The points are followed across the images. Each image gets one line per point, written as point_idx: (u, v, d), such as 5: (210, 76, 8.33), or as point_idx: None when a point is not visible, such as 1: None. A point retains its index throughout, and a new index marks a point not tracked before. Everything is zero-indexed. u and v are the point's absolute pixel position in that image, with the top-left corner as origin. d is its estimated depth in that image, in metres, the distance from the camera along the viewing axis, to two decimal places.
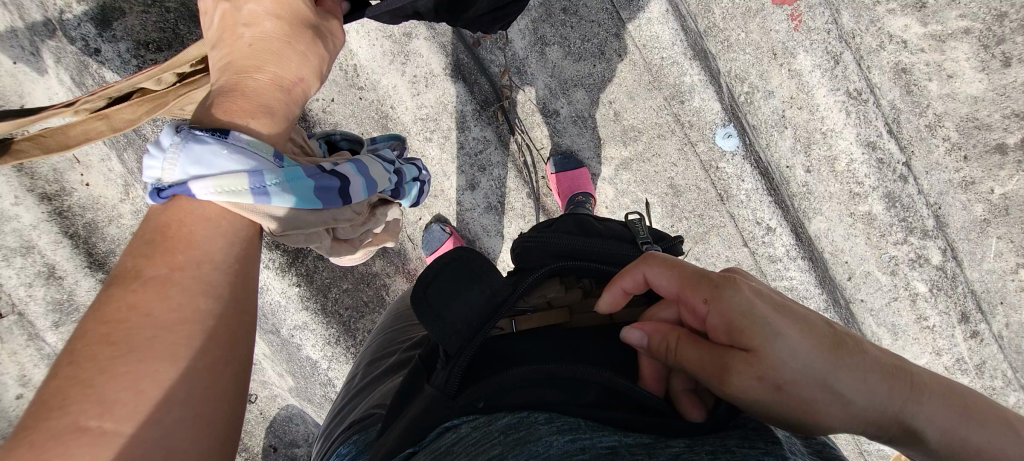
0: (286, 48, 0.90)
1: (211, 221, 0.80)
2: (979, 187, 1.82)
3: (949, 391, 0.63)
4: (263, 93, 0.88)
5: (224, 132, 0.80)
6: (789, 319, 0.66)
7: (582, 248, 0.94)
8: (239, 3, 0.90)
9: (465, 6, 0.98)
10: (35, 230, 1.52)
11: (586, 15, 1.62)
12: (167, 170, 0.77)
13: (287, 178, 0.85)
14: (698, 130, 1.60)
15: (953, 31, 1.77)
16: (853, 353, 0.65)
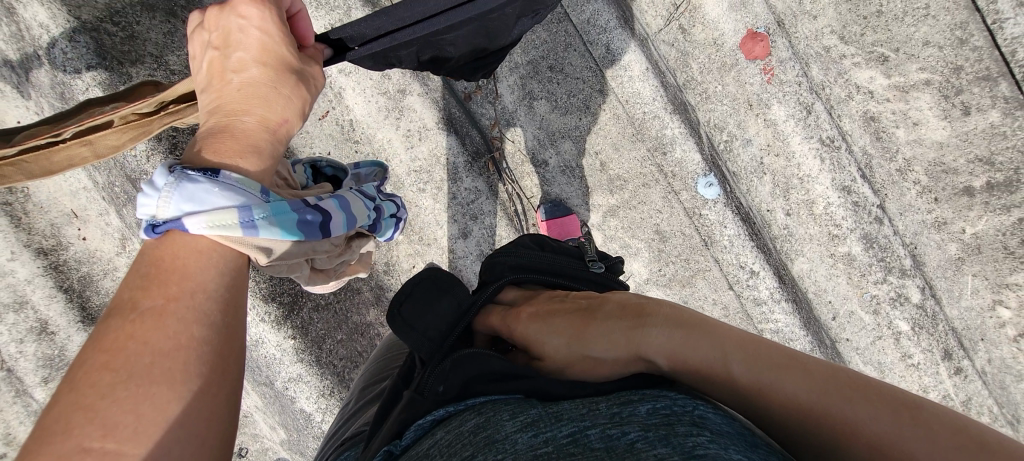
0: (271, 92, 0.91)
1: (204, 254, 0.82)
2: (951, 227, 1.90)
3: (683, 323, 0.89)
4: (251, 134, 0.89)
5: (214, 171, 0.83)
6: (556, 327, 0.99)
7: (546, 267, 1.17)
8: (226, 50, 0.90)
9: (447, 59, 1.13)
10: (30, 285, 1.53)
11: (571, 73, 1.71)
12: (162, 207, 0.80)
13: (275, 211, 0.87)
14: (680, 179, 1.68)
15: (914, 82, 1.87)
16: (607, 321, 0.96)
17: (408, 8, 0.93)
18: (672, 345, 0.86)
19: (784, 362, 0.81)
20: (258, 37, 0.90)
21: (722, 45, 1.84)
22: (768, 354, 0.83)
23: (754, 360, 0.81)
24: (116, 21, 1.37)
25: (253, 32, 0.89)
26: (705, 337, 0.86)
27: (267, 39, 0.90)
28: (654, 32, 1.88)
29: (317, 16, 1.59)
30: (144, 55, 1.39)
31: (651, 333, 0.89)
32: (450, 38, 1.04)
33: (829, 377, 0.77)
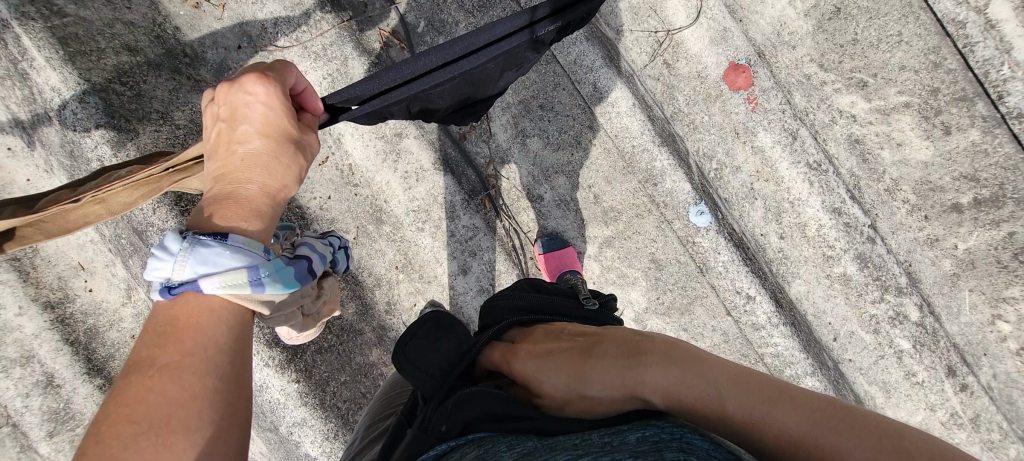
0: (273, 162, 0.95)
1: (216, 312, 0.84)
2: (944, 243, 1.93)
3: (676, 356, 0.90)
4: (254, 200, 0.94)
5: (223, 234, 0.86)
6: (552, 364, 1.00)
7: (541, 305, 1.19)
8: (232, 122, 0.94)
9: (435, 110, 1.22)
10: (37, 339, 1.54)
11: (561, 110, 1.77)
12: (177, 270, 0.81)
13: (276, 268, 0.91)
14: (672, 209, 1.72)
15: (894, 105, 1.92)
16: (603, 356, 0.97)
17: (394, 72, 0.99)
18: (667, 384, 0.87)
19: (782, 398, 0.81)
20: (261, 112, 0.93)
21: (706, 77, 1.90)
22: (768, 389, 0.83)
23: (749, 398, 0.82)
24: (123, 81, 1.43)
25: (256, 107, 0.93)
26: (699, 371, 0.87)
27: (270, 114, 0.93)
28: (639, 68, 1.94)
29: (315, 67, 1.65)
30: (150, 112, 1.45)
31: (647, 372, 0.89)
32: (437, 92, 1.11)
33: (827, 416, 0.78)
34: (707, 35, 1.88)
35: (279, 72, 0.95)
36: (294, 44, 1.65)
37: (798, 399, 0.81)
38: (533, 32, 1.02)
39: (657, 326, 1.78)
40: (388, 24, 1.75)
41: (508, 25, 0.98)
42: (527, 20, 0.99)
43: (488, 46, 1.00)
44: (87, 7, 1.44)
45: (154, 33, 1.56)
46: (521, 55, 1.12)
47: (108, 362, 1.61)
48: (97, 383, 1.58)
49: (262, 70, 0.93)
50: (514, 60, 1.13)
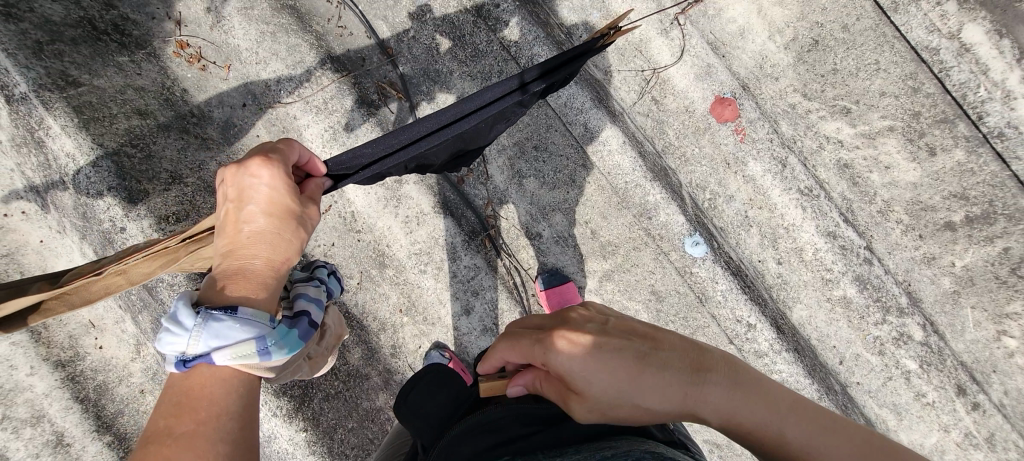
0: (277, 239, 1.00)
1: (227, 380, 0.90)
2: (941, 261, 1.95)
3: (737, 377, 0.90)
4: (260, 274, 0.99)
5: (233, 308, 0.91)
6: (602, 363, 0.88)
7: None
8: (239, 202, 1.00)
9: (431, 166, 1.34)
10: (47, 399, 1.55)
11: (555, 151, 1.83)
12: (192, 344, 0.86)
13: (282, 335, 0.95)
14: (668, 241, 1.76)
15: (879, 129, 1.97)
16: (663, 365, 0.89)
17: (397, 136, 1.13)
18: (732, 409, 0.88)
19: (841, 435, 0.85)
20: (266, 192, 0.99)
21: (694, 111, 1.95)
22: (829, 424, 0.86)
23: (813, 434, 0.85)
24: (134, 144, 1.50)
25: (262, 188, 0.99)
26: (762, 399, 0.88)
27: (274, 194, 0.99)
28: (629, 105, 2.00)
29: (316, 121, 1.72)
30: (159, 172, 1.52)
31: (713, 393, 0.88)
32: (433, 152, 1.24)
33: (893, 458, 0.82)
34: (692, 72, 1.93)
35: (283, 155, 1.03)
36: (297, 100, 1.74)
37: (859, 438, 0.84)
38: (522, 93, 1.18)
39: None
40: (386, 78, 1.84)
41: (498, 89, 1.15)
42: (516, 83, 1.17)
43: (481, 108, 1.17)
44: (101, 75, 1.52)
45: (163, 96, 1.66)
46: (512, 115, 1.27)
47: (117, 418, 1.61)
48: (106, 440, 1.58)
49: (267, 155, 1.00)
50: (504, 120, 1.28)
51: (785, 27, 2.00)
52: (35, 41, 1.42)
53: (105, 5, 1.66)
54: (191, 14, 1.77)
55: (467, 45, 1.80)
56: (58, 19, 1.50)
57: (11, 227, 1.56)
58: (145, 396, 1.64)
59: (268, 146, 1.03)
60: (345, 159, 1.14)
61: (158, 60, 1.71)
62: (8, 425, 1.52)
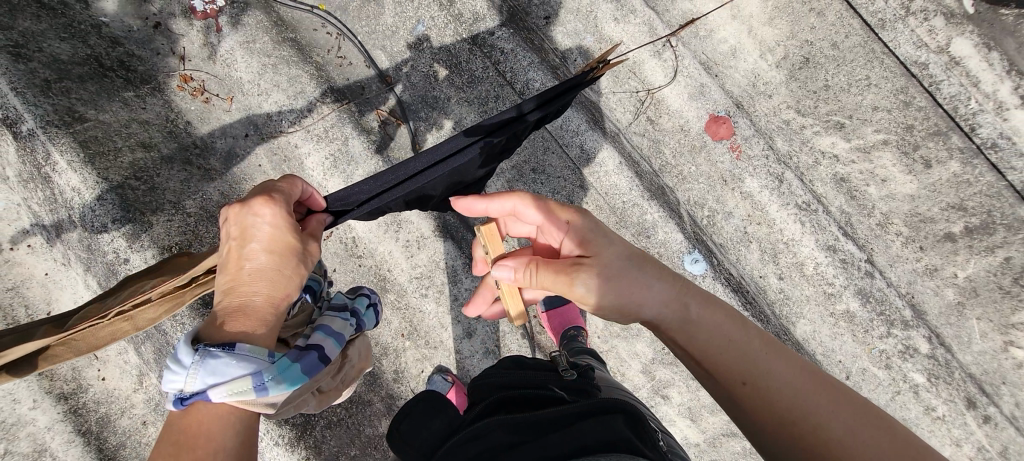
0: (276, 275, 1.05)
1: (225, 416, 0.93)
2: (943, 272, 1.94)
3: (710, 301, 1.22)
4: (260, 311, 1.02)
5: (231, 344, 0.94)
6: (611, 245, 1.26)
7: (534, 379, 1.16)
8: (241, 241, 1.04)
9: (429, 199, 1.38)
10: (49, 432, 1.55)
11: (552, 173, 1.85)
12: (189, 381, 0.90)
13: (280, 369, 0.97)
14: (667, 259, 1.77)
15: (873, 143, 1.98)
16: (657, 269, 1.25)
17: (395, 170, 1.17)
18: (707, 321, 1.18)
19: (788, 359, 1.11)
20: (267, 231, 1.04)
21: (689, 130, 1.97)
22: (783, 352, 1.13)
23: (767, 353, 1.11)
24: (138, 177, 1.52)
25: (264, 226, 1.04)
26: (727, 319, 1.18)
27: (275, 233, 1.04)
28: (625, 126, 2.02)
29: (317, 149, 1.75)
30: (163, 203, 1.54)
31: (692, 306, 1.20)
32: (432, 185, 1.27)
33: (824, 380, 1.08)
34: (686, 92, 1.95)
35: (284, 195, 1.07)
36: (298, 129, 1.77)
37: (800, 362, 1.11)
38: (517, 123, 1.24)
39: (665, 376, 1.78)
40: (385, 104, 1.88)
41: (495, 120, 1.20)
42: (515, 113, 1.23)
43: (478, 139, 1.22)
44: (106, 110, 1.55)
45: (168, 129, 1.70)
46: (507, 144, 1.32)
47: (118, 451, 1.60)
48: None
49: (269, 195, 1.05)
50: (500, 149, 1.33)
51: (776, 46, 2.04)
52: (43, 79, 1.46)
53: (112, 43, 1.71)
54: (195, 49, 1.82)
55: (464, 72, 1.83)
56: (65, 58, 1.54)
57: (18, 261, 1.61)
58: (146, 428, 1.63)
59: (270, 187, 1.08)
60: (345, 195, 1.18)
61: (162, 95, 1.75)
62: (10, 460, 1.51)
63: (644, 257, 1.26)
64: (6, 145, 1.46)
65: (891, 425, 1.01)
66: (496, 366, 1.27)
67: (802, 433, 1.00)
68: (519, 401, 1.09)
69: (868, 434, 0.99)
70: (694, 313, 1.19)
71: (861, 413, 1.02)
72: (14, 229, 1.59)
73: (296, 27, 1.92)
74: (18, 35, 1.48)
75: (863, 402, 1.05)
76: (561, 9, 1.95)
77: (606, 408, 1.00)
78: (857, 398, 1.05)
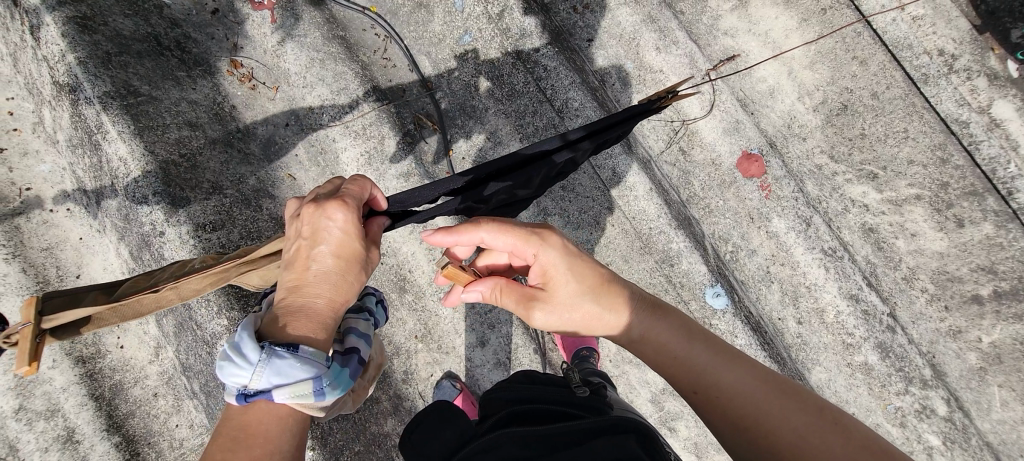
0: (340, 280, 1.03)
1: (283, 418, 0.91)
2: (967, 335, 1.89)
3: (670, 314, 1.15)
4: (321, 314, 1.00)
5: (295, 346, 0.92)
6: (566, 276, 1.17)
7: (546, 394, 1.15)
8: (312, 241, 1.03)
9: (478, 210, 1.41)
10: (64, 392, 1.58)
11: (582, 192, 1.86)
12: (254, 378, 0.87)
13: (335, 375, 0.96)
14: (688, 289, 1.77)
15: (905, 196, 1.96)
16: (617, 289, 1.18)
17: (453, 180, 1.21)
18: (656, 332, 1.13)
19: (742, 363, 1.05)
20: (338, 234, 1.02)
21: (720, 164, 1.97)
22: (737, 356, 1.07)
23: (718, 360, 1.06)
24: (182, 154, 1.56)
25: (336, 231, 1.02)
26: (687, 332, 1.12)
27: (346, 239, 1.03)
28: (656, 154, 2.02)
29: (354, 144, 1.79)
30: (202, 182, 1.57)
31: (641, 317, 1.15)
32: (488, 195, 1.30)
33: (777, 382, 1.02)
34: (721, 126, 1.96)
35: (356, 202, 1.07)
36: (338, 124, 1.82)
37: (754, 364, 1.05)
38: (573, 151, 1.30)
39: (674, 408, 1.76)
40: (424, 109, 1.92)
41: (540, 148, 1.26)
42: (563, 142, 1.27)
43: (534, 161, 1.28)
44: (160, 87, 1.61)
45: (214, 111, 1.74)
46: (564, 167, 1.39)
47: (128, 420, 1.62)
48: (114, 441, 1.58)
49: (343, 199, 1.04)
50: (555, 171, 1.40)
51: (815, 90, 2.04)
52: (105, 52, 1.54)
53: (171, 24, 1.78)
54: (248, 37, 1.89)
55: (505, 85, 1.86)
56: (127, 33, 1.62)
57: (55, 222, 1.69)
58: (157, 400, 1.65)
59: (342, 192, 1.08)
60: (406, 198, 1.21)
61: (213, 77, 1.81)
62: (22, 416, 1.54)
63: (589, 285, 1.17)
64: (64, 111, 1.57)
65: (847, 424, 0.95)
66: (508, 380, 1.27)
67: (756, 438, 0.97)
68: (532, 415, 1.08)
69: (818, 437, 0.94)
70: (643, 326, 1.14)
71: (816, 415, 0.96)
72: (60, 195, 1.70)
73: (346, 26, 1.97)
74: (87, 8, 1.56)
75: (819, 401, 1.00)
76: (605, 32, 1.98)
77: (619, 427, 0.99)
78: (811, 398, 1.00)
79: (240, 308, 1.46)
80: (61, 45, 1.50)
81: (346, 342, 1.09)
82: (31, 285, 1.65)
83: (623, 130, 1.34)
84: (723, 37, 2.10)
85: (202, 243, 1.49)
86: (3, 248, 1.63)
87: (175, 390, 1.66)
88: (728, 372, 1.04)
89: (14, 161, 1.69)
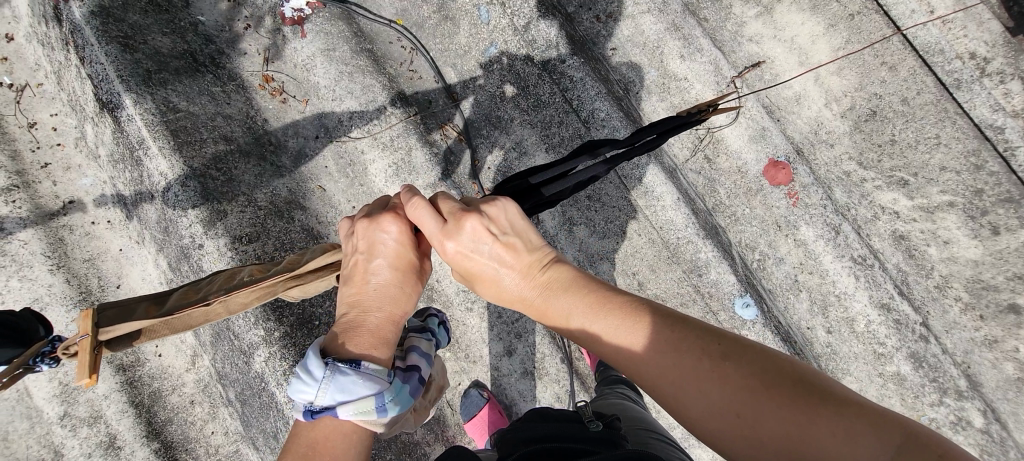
0: (399, 292, 1.05)
1: (348, 435, 0.93)
2: (1003, 345, 1.85)
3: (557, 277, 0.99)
4: (383, 327, 1.01)
5: (358, 362, 0.94)
6: (455, 258, 1.02)
7: (559, 431, 1.13)
8: (369, 255, 1.06)
9: None
10: (106, 399, 1.63)
11: (609, 202, 1.87)
12: (320, 395, 0.89)
13: (397, 390, 0.97)
14: (717, 299, 1.75)
15: (938, 203, 1.92)
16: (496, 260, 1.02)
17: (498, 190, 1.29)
18: (543, 310, 0.99)
19: (625, 318, 0.88)
20: (393, 245, 1.06)
21: (746, 173, 1.95)
22: (618, 311, 0.89)
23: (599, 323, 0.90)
24: (218, 168, 1.60)
25: (389, 240, 1.06)
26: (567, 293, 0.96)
27: (401, 250, 1.06)
28: (682, 162, 2.02)
29: (382, 156, 1.82)
30: (237, 195, 1.61)
31: (526, 292, 1.01)
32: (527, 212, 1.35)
33: (661, 334, 0.83)
34: (746, 134, 1.94)
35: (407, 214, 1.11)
36: (366, 135, 1.84)
37: (638, 320, 0.87)
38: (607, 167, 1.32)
39: None
40: (450, 120, 1.95)
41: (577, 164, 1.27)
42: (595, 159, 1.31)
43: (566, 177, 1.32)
44: (197, 103, 1.66)
45: (247, 125, 1.79)
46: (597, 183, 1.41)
47: (166, 426, 1.66)
48: (153, 447, 1.62)
49: (396, 211, 1.08)
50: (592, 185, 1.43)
51: (842, 96, 2.02)
52: (146, 70, 1.59)
53: (206, 40, 1.84)
54: (279, 52, 1.93)
55: (530, 96, 1.88)
56: (166, 51, 1.68)
57: (96, 234, 1.75)
58: (193, 407, 1.69)
59: (391, 205, 1.12)
60: None
61: (245, 91, 1.85)
62: (68, 422, 1.60)
63: (475, 264, 1.02)
64: (106, 127, 1.63)
65: (738, 364, 0.76)
66: (520, 420, 1.25)
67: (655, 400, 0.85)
68: (551, 450, 1.04)
69: (709, 393, 0.76)
70: (538, 301, 0.99)
71: (702, 367, 0.78)
72: (102, 207, 1.76)
73: (373, 38, 2.01)
74: (128, 27, 1.62)
75: (704, 339, 0.81)
76: (629, 41, 1.98)
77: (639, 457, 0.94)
78: (696, 337, 0.81)
79: (276, 319, 1.49)
80: (105, 64, 1.55)
81: (407, 360, 1.09)
82: (74, 296, 1.70)
83: (655, 144, 1.35)
84: (748, 43, 2.09)
85: (239, 255, 1.53)
86: (49, 259, 1.70)
87: (211, 398, 1.70)
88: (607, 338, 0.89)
89: (58, 175, 1.76)
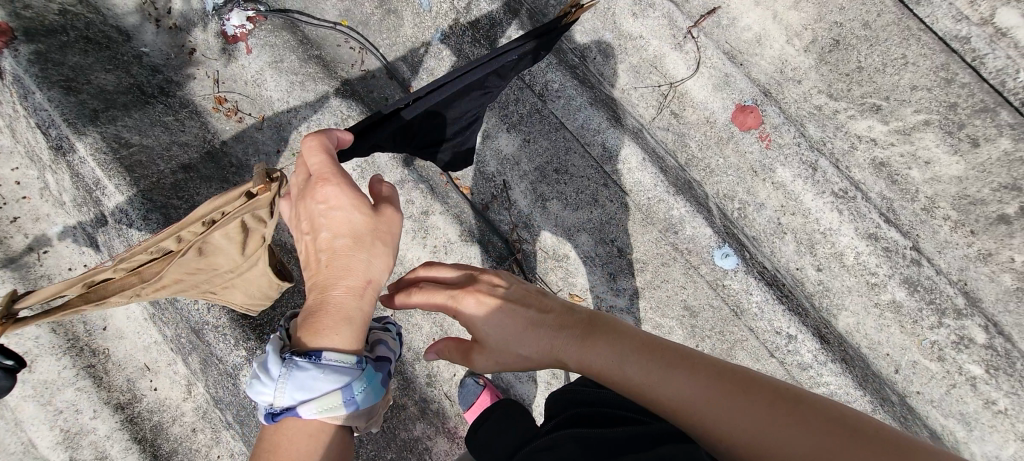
0: (354, 259, 1.03)
1: (315, 435, 0.96)
2: (998, 257, 1.80)
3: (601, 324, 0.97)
4: (344, 304, 1.02)
5: (320, 353, 0.97)
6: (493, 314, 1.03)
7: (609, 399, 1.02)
8: (314, 231, 1.05)
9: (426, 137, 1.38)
10: (109, 439, 1.66)
11: (576, 173, 1.85)
12: (279, 395, 0.93)
13: (367, 379, 1.00)
14: (697, 254, 1.75)
15: (913, 124, 1.82)
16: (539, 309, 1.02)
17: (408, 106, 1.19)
18: (587, 358, 0.94)
19: (682, 365, 0.85)
20: (336, 214, 1.03)
21: (715, 121, 1.91)
22: (672, 356, 0.87)
23: (653, 364, 0.86)
24: (179, 196, 1.61)
25: (329, 212, 1.03)
26: (611, 335, 0.94)
27: (344, 217, 1.03)
28: (648, 121, 1.99)
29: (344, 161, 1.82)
30: None
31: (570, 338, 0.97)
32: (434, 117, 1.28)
33: (720, 379, 0.82)
34: (710, 83, 1.89)
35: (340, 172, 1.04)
36: None
37: (697, 365, 0.85)
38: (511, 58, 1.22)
39: None
40: None
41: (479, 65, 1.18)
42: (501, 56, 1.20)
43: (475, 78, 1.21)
44: (149, 135, 1.66)
45: (206, 150, 1.79)
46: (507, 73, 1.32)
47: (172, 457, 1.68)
48: None
49: (326, 178, 1.02)
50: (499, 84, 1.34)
51: (802, 30, 1.90)
52: (93, 109, 1.59)
53: (152, 71, 1.83)
54: (228, 72, 1.92)
55: None
56: (111, 88, 1.66)
57: None
58: (196, 435, 1.70)
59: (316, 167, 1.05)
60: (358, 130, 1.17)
61: (200, 117, 1.85)
62: None
63: (516, 314, 1.02)
64: (64, 173, 1.63)
65: (812, 410, 0.76)
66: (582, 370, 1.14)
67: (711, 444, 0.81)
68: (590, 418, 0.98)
69: (785, 436, 0.75)
70: (579, 347, 0.95)
71: (769, 409, 0.77)
72: (76, 252, 1.77)
73: (320, 43, 1.98)
74: (69, 69, 1.61)
75: (771, 387, 0.80)
76: None
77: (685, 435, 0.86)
78: (761, 384, 0.81)
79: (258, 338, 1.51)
80: (49, 109, 1.53)
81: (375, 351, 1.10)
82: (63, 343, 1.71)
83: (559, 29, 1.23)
84: None
85: None
86: None
87: (211, 423, 1.71)
88: (661, 381, 0.85)
89: (28, 227, 1.77)
